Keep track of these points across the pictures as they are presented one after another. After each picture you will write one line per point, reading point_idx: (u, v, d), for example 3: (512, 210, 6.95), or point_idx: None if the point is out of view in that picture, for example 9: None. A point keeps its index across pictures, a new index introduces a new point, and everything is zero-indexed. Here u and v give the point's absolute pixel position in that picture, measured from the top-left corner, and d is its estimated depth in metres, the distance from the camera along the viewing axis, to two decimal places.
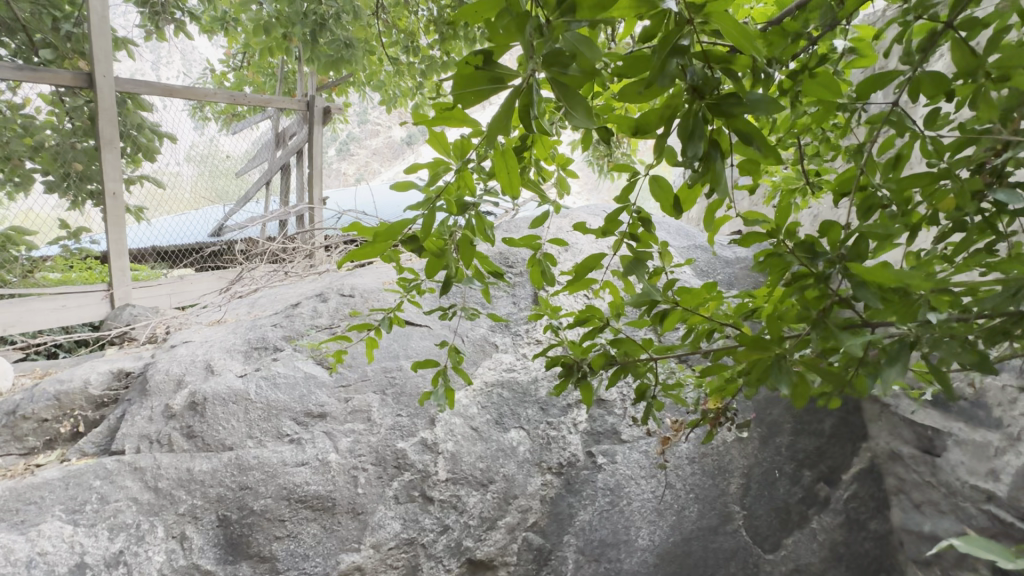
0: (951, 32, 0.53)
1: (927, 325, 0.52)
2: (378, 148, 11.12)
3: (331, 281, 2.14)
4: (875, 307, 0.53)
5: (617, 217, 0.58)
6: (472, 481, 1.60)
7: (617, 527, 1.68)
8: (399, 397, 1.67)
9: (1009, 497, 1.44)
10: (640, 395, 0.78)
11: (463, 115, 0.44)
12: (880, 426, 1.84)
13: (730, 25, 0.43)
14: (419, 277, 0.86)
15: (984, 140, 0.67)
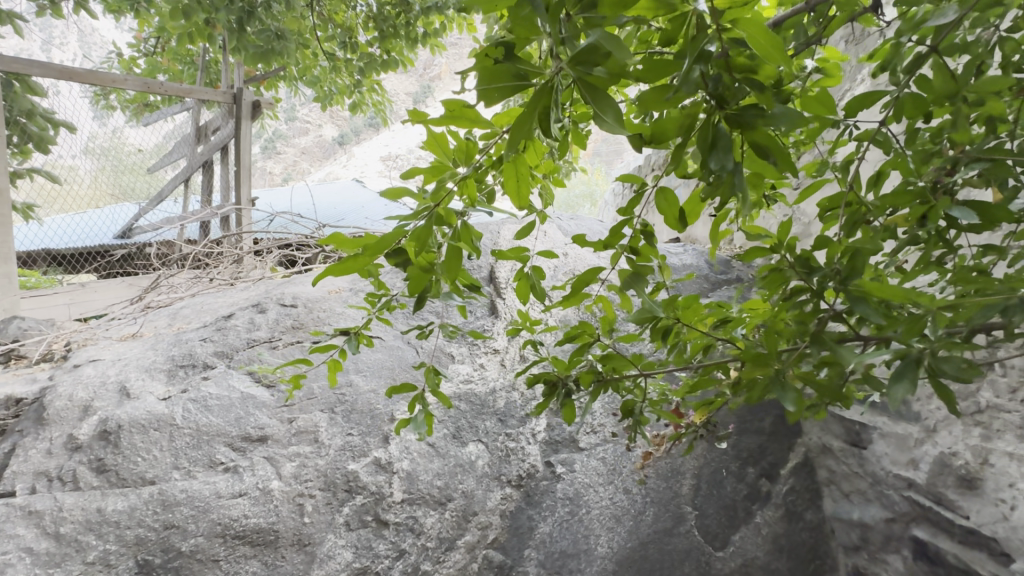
0: (936, 55, 0.54)
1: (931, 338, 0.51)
2: (307, 147, 10.58)
3: (268, 290, 1.97)
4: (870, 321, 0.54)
5: (619, 229, 0.55)
6: (429, 500, 1.52)
7: (577, 537, 1.66)
8: (350, 415, 1.56)
9: (927, 483, 1.58)
10: (628, 413, 0.75)
11: (476, 113, 0.39)
12: (812, 422, 1.95)
13: (759, 31, 0.41)
14: (392, 292, 0.78)
15: (940, 159, 0.70)
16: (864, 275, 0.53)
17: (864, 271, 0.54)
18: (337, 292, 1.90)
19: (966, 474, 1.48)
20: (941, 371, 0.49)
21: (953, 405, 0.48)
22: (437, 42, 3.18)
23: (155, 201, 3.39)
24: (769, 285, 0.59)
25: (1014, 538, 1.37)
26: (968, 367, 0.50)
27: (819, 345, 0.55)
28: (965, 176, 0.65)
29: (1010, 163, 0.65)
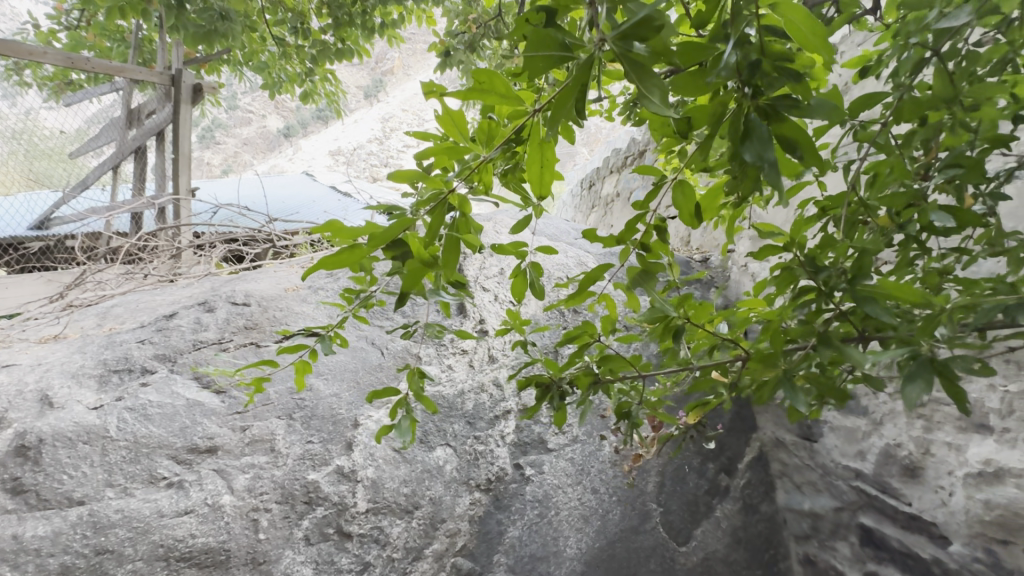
0: (937, 60, 0.55)
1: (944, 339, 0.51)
2: (250, 138, 10.00)
3: (215, 287, 1.82)
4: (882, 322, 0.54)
5: (633, 224, 0.53)
6: (395, 509, 1.44)
7: (546, 540, 1.64)
8: (310, 422, 1.46)
9: (874, 473, 1.64)
10: (624, 415, 0.73)
11: (507, 90, 0.35)
12: (766, 417, 2.03)
13: (801, 16, 0.38)
14: (375, 288, 0.72)
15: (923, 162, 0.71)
16: (873, 276, 0.53)
17: (871, 272, 0.54)
18: (295, 290, 1.78)
19: (910, 463, 1.54)
20: (951, 370, 0.49)
21: (961, 400, 0.49)
22: (395, 34, 3.05)
23: (79, 189, 3.06)
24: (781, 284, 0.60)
25: (952, 522, 1.43)
26: (980, 368, 0.51)
27: (827, 346, 0.55)
28: (938, 183, 0.66)
29: (982, 172, 0.65)
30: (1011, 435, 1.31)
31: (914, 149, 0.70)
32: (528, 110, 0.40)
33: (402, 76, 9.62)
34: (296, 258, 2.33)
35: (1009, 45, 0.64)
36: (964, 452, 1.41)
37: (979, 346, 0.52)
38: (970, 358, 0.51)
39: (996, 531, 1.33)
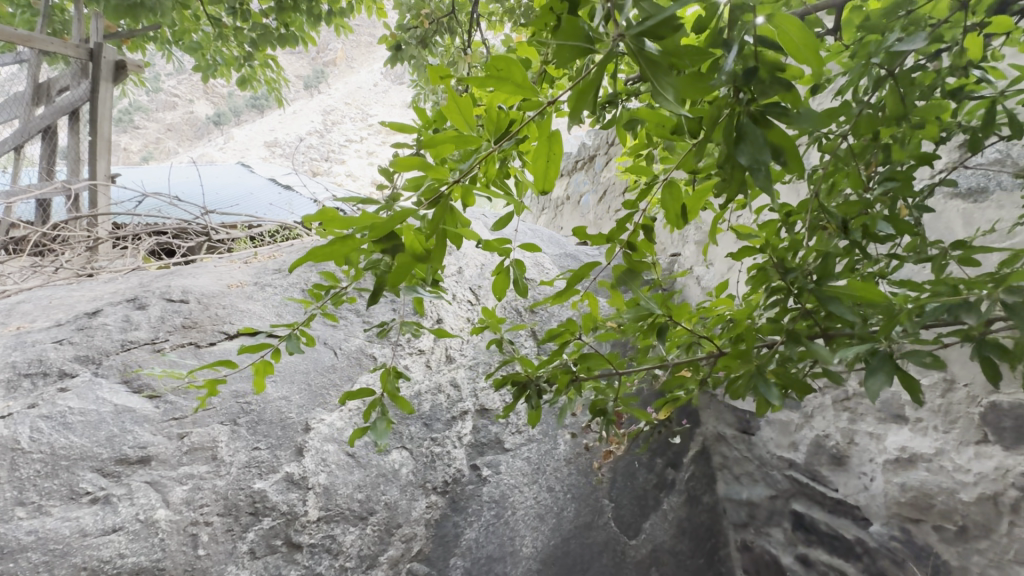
0: (892, 81, 0.61)
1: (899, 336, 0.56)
2: (174, 124, 9.18)
3: (145, 283, 1.66)
4: (845, 321, 0.60)
5: (623, 224, 0.54)
6: (349, 516, 1.39)
7: (502, 540, 1.63)
8: (256, 427, 1.37)
9: (805, 462, 1.71)
10: (600, 411, 0.76)
11: (527, 81, 0.35)
12: (708, 413, 2.11)
13: (795, 29, 0.40)
14: (349, 285, 0.69)
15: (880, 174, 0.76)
16: (838, 278, 0.57)
17: (834, 275, 0.58)
18: (239, 286, 1.67)
19: (837, 452, 1.62)
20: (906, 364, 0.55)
21: (913, 390, 0.54)
22: (342, 24, 2.88)
23: None
24: (757, 282, 0.65)
25: (872, 504, 1.51)
26: (931, 361, 0.56)
27: (795, 342, 0.59)
28: (878, 195, 0.73)
29: (912, 187, 0.73)
30: (924, 425, 1.40)
31: (872, 162, 0.75)
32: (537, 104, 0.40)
33: (345, 68, 9.26)
34: (236, 254, 2.19)
35: (935, 73, 0.69)
36: (883, 440, 1.50)
37: (931, 342, 0.58)
38: (924, 352, 0.57)
39: (910, 511, 1.41)
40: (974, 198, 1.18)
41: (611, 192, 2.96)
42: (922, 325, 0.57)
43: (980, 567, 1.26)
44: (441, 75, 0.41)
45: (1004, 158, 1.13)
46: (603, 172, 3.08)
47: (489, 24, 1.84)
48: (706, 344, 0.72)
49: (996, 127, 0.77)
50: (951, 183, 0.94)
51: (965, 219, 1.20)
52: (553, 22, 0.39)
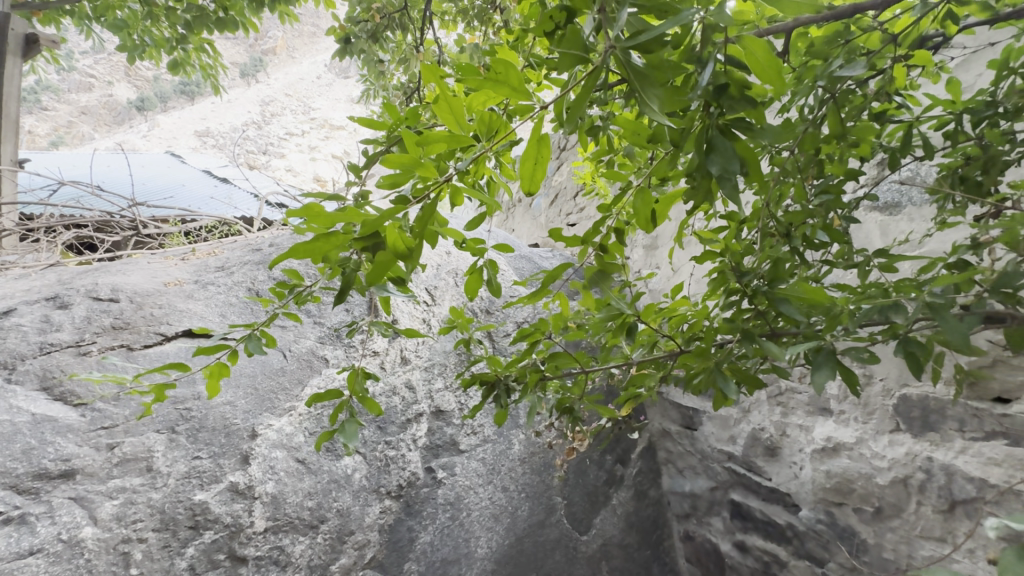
0: (833, 103, 0.67)
1: (839, 335, 0.62)
2: (89, 106, 8.33)
3: (65, 280, 1.51)
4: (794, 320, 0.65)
5: (597, 227, 0.56)
6: (298, 525, 1.34)
7: (457, 542, 1.62)
8: (197, 435, 1.29)
9: (743, 455, 1.80)
10: (564, 408, 0.80)
11: (523, 87, 0.36)
12: (655, 410, 2.20)
13: (761, 51, 0.43)
14: (316, 284, 0.68)
15: (825, 186, 0.81)
16: (788, 282, 0.62)
17: (783, 278, 0.63)
18: (177, 284, 1.56)
19: (770, 444, 1.71)
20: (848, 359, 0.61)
21: (851, 380, 0.62)
22: (287, 11, 2.60)
23: None
24: (716, 284, 0.69)
25: (802, 491, 1.59)
26: (867, 356, 0.65)
27: (751, 341, 0.63)
28: (815, 207, 0.79)
29: (841, 199, 0.80)
30: (847, 416, 1.50)
31: (817, 175, 0.81)
32: (534, 105, 0.43)
33: (285, 57, 8.81)
34: (169, 250, 2.04)
35: (865, 96, 0.76)
36: (811, 431, 1.59)
37: (866, 339, 0.65)
38: (861, 349, 0.64)
39: (835, 496, 1.49)
40: (890, 211, 1.31)
41: (563, 195, 3.00)
42: (858, 324, 0.64)
43: (892, 544, 1.35)
44: (433, 74, 0.41)
45: (916, 175, 1.25)
46: (556, 175, 3.12)
47: (443, 22, 1.81)
48: (668, 342, 0.76)
49: (911, 148, 0.86)
50: (872, 197, 1.03)
51: (881, 230, 1.34)
52: (549, 29, 0.39)
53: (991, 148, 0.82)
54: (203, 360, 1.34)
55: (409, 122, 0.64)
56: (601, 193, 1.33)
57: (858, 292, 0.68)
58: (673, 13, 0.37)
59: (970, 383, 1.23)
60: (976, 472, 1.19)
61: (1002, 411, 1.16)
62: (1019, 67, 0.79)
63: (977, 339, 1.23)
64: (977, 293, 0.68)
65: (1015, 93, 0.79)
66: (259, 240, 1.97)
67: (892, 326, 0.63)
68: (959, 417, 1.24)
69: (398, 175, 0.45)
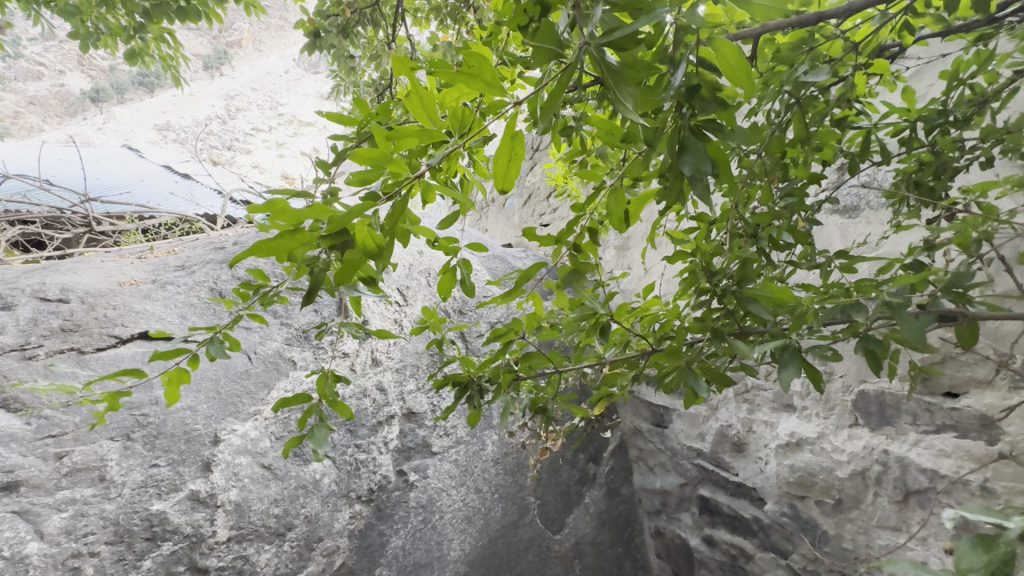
0: (799, 108, 0.69)
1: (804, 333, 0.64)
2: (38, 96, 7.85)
3: (9, 279, 1.42)
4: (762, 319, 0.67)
5: (571, 226, 0.56)
6: (263, 533, 1.29)
7: (429, 545, 1.60)
8: (154, 442, 1.23)
9: (711, 451, 1.84)
10: (537, 408, 0.80)
11: (497, 82, 0.36)
12: (626, 409, 2.23)
13: (732, 53, 0.43)
14: (282, 284, 0.65)
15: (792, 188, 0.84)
16: (757, 282, 0.64)
17: (751, 278, 0.65)
18: (134, 284, 1.49)
19: (737, 440, 1.76)
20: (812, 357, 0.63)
21: (816, 377, 0.63)
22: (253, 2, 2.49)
23: None
24: (687, 284, 0.70)
25: (767, 485, 1.64)
26: (830, 354, 0.67)
27: (721, 340, 0.64)
28: (781, 209, 0.82)
29: (805, 202, 0.83)
30: (809, 412, 1.56)
31: (783, 177, 0.83)
32: (507, 102, 0.42)
33: (252, 50, 8.54)
34: (125, 248, 1.94)
35: (827, 103, 0.78)
36: (775, 427, 1.64)
37: (830, 337, 0.67)
38: (824, 347, 0.66)
39: (798, 490, 1.54)
40: (849, 215, 1.37)
41: (536, 196, 3.01)
42: (821, 323, 0.66)
43: (851, 534, 1.39)
44: (404, 67, 0.40)
45: (874, 180, 1.30)
46: (529, 176, 3.13)
47: (415, 20, 1.79)
48: (640, 342, 0.77)
49: (869, 154, 0.89)
50: (833, 200, 1.07)
51: (841, 232, 1.39)
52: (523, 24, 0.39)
53: (942, 154, 0.86)
54: (161, 364, 1.29)
55: (380, 117, 0.63)
56: (574, 193, 1.34)
57: (820, 291, 0.70)
58: (646, 11, 0.37)
59: (922, 379, 1.29)
60: (928, 464, 1.24)
61: (952, 405, 1.22)
62: (967, 78, 0.83)
63: (928, 337, 1.29)
64: (930, 293, 0.71)
65: (963, 103, 0.83)
66: (222, 238, 1.90)
67: (853, 324, 0.66)
68: (912, 411, 1.30)
69: (368, 171, 0.44)
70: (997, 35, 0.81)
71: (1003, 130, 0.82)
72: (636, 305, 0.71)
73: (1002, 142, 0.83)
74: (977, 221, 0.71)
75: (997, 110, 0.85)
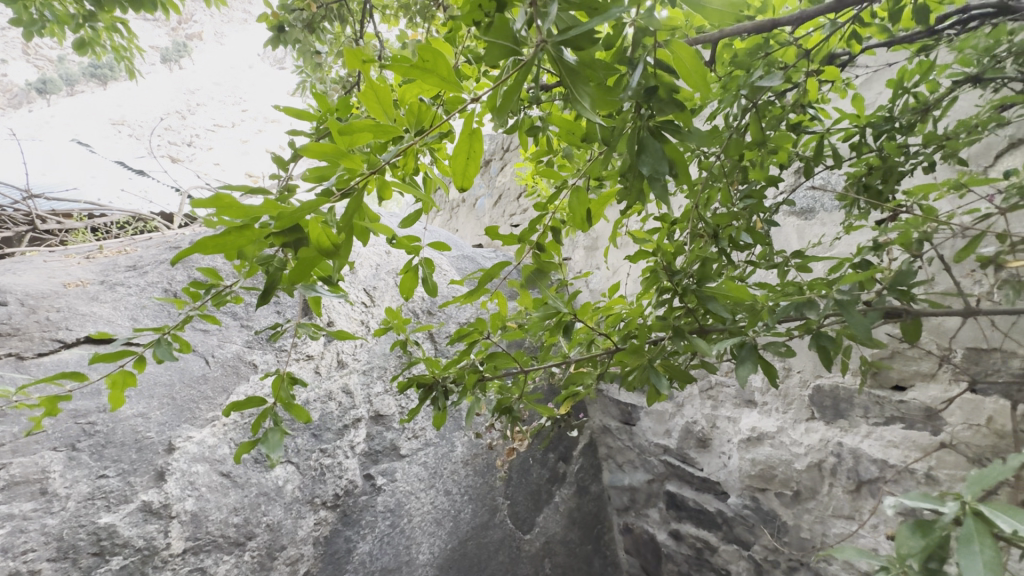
0: (755, 110, 0.71)
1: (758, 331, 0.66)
2: None
3: None
4: (721, 317, 0.69)
5: (532, 226, 0.57)
6: (222, 544, 1.25)
7: (398, 550, 1.57)
8: (102, 451, 1.18)
9: (677, 447, 1.89)
10: (502, 409, 0.80)
11: (451, 77, 0.35)
12: (595, 407, 2.26)
13: (688, 57, 0.44)
14: (235, 283, 0.63)
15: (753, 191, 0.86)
16: (716, 281, 0.65)
17: (710, 277, 0.67)
18: (80, 285, 1.41)
19: (701, 435, 1.80)
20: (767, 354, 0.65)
21: (771, 373, 0.65)
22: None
23: None
24: (649, 283, 0.71)
25: (729, 479, 1.68)
26: (784, 350, 0.69)
27: (681, 338, 0.66)
28: (740, 211, 0.84)
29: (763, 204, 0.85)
30: (769, 407, 1.61)
31: (743, 181, 0.85)
32: (465, 99, 0.42)
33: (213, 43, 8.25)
34: (71, 248, 1.84)
35: (783, 108, 0.81)
36: (737, 423, 1.69)
37: (784, 334, 0.69)
38: (779, 343, 0.68)
39: (759, 482, 1.59)
40: (805, 216, 1.42)
41: (506, 196, 3.02)
42: (776, 320, 0.68)
43: (808, 524, 1.44)
44: (358, 60, 0.39)
45: (828, 183, 1.36)
46: (499, 176, 3.14)
47: (382, 17, 1.76)
48: (604, 340, 0.78)
49: (823, 158, 0.93)
50: (790, 203, 1.11)
51: (798, 233, 1.44)
52: (480, 20, 0.38)
53: (889, 159, 0.90)
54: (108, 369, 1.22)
55: (340, 112, 0.62)
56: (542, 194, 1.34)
57: (775, 290, 0.72)
58: (602, 12, 0.38)
59: (873, 373, 1.36)
60: (879, 454, 1.30)
61: (900, 398, 1.28)
62: (911, 87, 0.87)
63: (878, 333, 1.36)
64: (877, 291, 0.74)
65: (908, 111, 0.87)
66: (178, 237, 1.82)
67: (805, 322, 0.68)
68: (864, 404, 1.36)
69: (322, 167, 0.43)
70: (937, 46, 0.85)
71: (943, 137, 0.87)
72: (600, 305, 0.72)
73: (942, 148, 0.88)
74: (918, 222, 0.75)
75: (937, 118, 0.90)
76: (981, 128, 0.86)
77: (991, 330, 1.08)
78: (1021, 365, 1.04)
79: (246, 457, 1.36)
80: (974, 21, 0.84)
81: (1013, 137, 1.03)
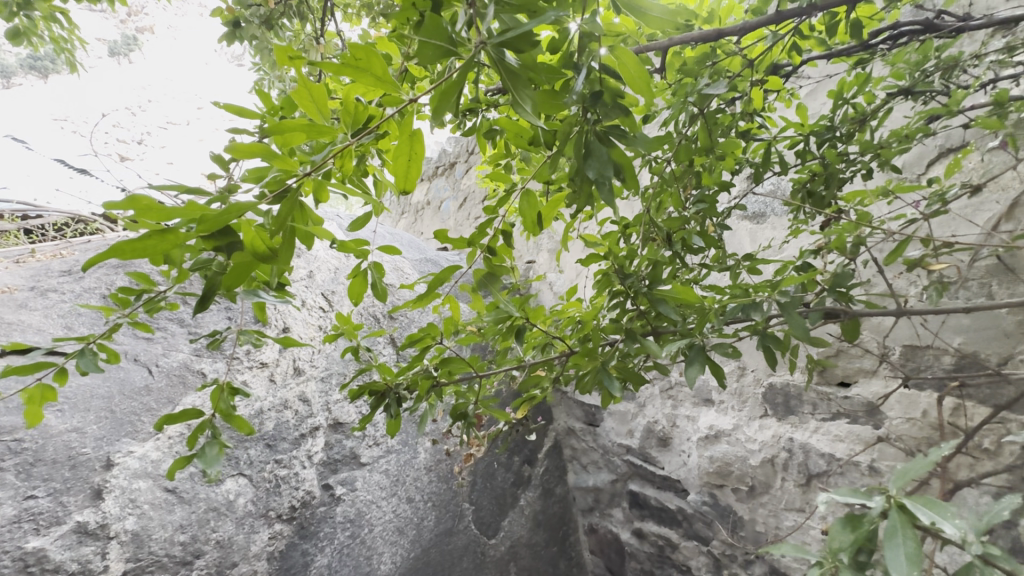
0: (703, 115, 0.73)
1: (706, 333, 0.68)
2: None
3: None
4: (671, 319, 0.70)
5: (482, 229, 0.56)
6: (167, 564, 1.18)
7: (358, 561, 1.53)
8: (31, 470, 1.11)
9: (639, 446, 1.92)
10: (458, 414, 0.79)
11: (384, 76, 0.34)
12: (560, 409, 2.27)
13: (631, 62, 0.44)
14: (169, 288, 0.59)
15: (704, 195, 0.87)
16: (666, 283, 0.66)
17: (660, 281, 0.68)
18: (6, 293, 1.31)
19: (661, 434, 1.84)
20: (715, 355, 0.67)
21: (720, 374, 0.67)
22: None
23: None
24: (602, 286, 0.72)
25: (689, 477, 1.72)
26: (730, 351, 0.71)
27: (632, 339, 0.67)
28: (692, 215, 0.85)
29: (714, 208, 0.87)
30: (725, 405, 1.66)
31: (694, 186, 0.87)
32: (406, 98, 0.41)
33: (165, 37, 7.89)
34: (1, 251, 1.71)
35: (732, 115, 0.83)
36: (696, 421, 1.74)
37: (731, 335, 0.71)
38: (726, 345, 0.70)
39: (716, 479, 1.63)
40: (757, 221, 1.47)
41: (471, 199, 3.01)
42: (723, 321, 0.70)
43: (762, 518, 1.48)
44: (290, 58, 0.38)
45: (777, 189, 1.41)
46: (464, 179, 3.12)
47: (344, 15, 1.72)
48: (559, 344, 0.78)
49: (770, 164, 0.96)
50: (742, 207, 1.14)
51: (751, 237, 1.49)
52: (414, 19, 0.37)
53: (831, 166, 0.94)
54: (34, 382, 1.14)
55: (284, 111, 0.60)
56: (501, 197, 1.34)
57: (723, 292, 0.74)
58: (540, 14, 0.37)
59: (819, 370, 1.42)
60: (826, 448, 1.35)
61: (845, 394, 1.35)
62: (850, 98, 0.91)
63: (824, 333, 1.42)
64: (817, 292, 0.77)
65: (847, 120, 0.92)
66: None
67: (751, 323, 0.70)
68: (812, 401, 1.42)
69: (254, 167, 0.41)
70: (872, 60, 0.90)
71: (878, 145, 0.91)
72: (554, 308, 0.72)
73: (878, 156, 0.92)
74: (854, 227, 0.78)
75: (874, 128, 0.95)
76: (911, 138, 0.91)
77: (923, 329, 1.14)
78: (951, 361, 1.11)
79: (193, 471, 1.30)
80: (905, 38, 0.88)
81: (943, 146, 1.10)
